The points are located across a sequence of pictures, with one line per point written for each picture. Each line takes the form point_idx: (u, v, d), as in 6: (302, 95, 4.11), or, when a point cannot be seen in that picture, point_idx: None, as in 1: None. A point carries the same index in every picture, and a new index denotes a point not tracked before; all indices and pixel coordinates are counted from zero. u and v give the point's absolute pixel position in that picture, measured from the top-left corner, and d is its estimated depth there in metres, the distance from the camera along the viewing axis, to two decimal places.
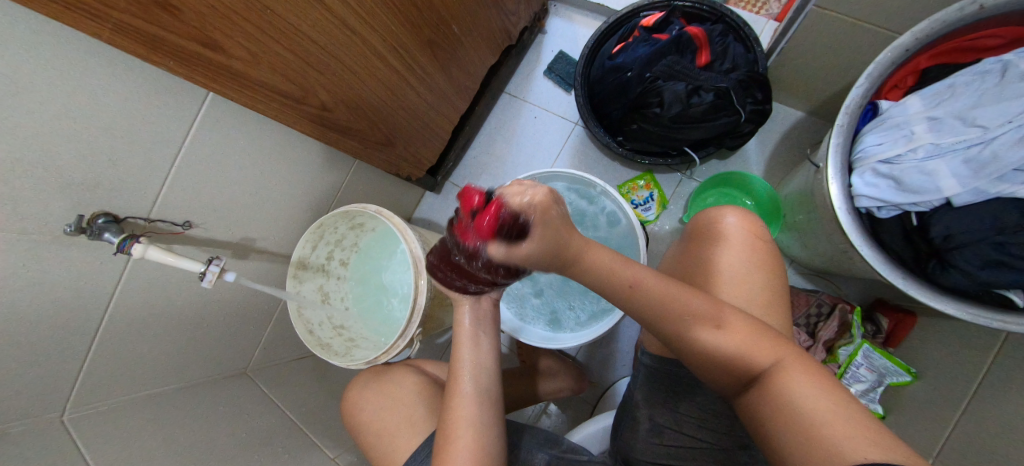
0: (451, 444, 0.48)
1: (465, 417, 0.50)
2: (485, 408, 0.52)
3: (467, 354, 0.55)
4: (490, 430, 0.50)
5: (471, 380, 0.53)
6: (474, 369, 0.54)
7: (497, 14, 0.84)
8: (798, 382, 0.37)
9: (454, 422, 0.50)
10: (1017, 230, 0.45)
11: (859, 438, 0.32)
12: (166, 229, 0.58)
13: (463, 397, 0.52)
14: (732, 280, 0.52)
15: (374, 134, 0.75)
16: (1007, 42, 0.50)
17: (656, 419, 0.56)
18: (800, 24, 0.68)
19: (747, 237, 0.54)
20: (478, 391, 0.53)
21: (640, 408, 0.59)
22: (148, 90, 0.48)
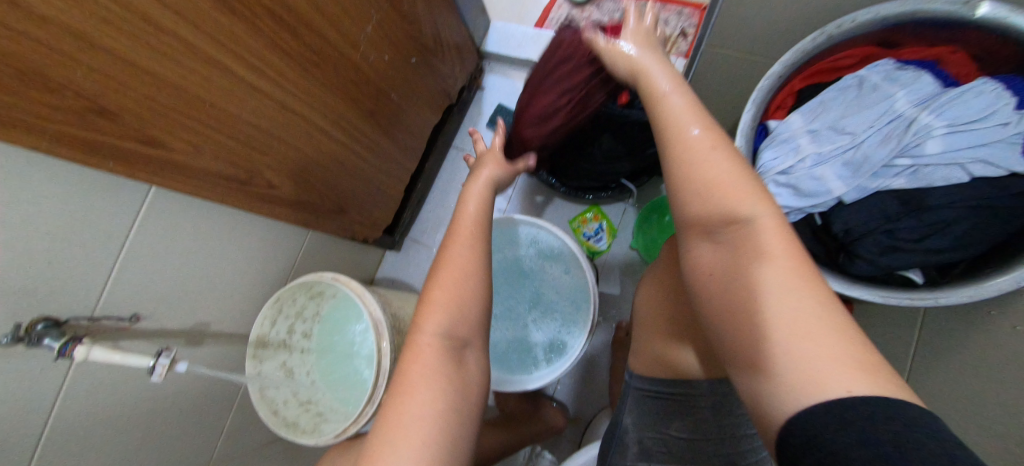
0: (445, 277, 0.48)
1: (460, 264, 0.49)
2: (480, 266, 0.50)
3: (461, 248, 0.50)
4: (474, 298, 0.48)
5: (466, 243, 0.51)
6: (478, 224, 0.54)
7: (432, 79, 0.92)
8: (808, 330, 0.29)
9: (442, 273, 0.49)
10: (900, 217, 0.51)
11: (826, 356, 0.27)
12: (111, 326, 0.57)
13: (460, 240, 0.51)
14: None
15: (325, 203, 0.77)
16: (859, 60, 0.58)
17: (645, 442, 0.51)
18: (697, 63, 0.78)
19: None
20: (472, 244, 0.51)
21: (628, 431, 0.53)
22: (87, 191, 0.49)
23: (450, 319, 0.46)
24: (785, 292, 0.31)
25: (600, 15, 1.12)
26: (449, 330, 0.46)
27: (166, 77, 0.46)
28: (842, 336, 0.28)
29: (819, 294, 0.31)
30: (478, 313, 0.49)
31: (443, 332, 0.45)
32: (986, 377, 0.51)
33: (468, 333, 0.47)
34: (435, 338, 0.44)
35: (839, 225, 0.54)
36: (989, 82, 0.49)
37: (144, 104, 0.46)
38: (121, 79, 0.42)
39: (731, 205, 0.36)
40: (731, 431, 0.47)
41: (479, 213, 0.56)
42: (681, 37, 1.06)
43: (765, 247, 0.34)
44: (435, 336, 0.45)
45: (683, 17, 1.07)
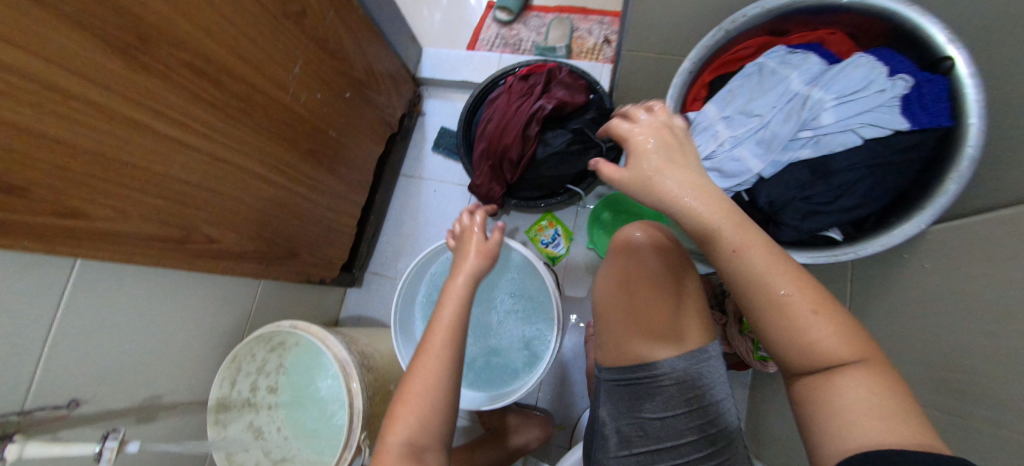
0: (409, 395, 0.49)
1: (430, 376, 0.50)
2: (451, 373, 0.51)
3: (444, 313, 0.54)
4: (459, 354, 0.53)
5: (436, 350, 0.51)
6: (451, 330, 0.53)
7: (371, 111, 0.92)
8: (853, 384, 0.35)
9: (417, 375, 0.50)
10: (812, 185, 0.56)
11: (876, 418, 0.33)
12: (47, 416, 0.52)
13: (431, 350, 0.51)
14: (654, 291, 0.52)
15: (275, 250, 0.76)
16: (757, 49, 0.65)
17: (623, 430, 0.53)
18: (619, 66, 0.82)
19: (655, 247, 0.54)
20: (447, 349, 0.52)
21: (605, 423, 0.55)
22: (3, 276, 0.46)
23: (411, 428, 0.48)
24: (833, 341, 0.36)
25: (528, 31, 1.17)
26: (413, 435, 0.48)
27: (84, 144, 0.45)
28: (874, 386, 0.35)
29: (843, 330, 0.36)
30: (440, 423, 0.49)
31: (410, 438, 0.47)
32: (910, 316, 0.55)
33: (431, 441, 0.49)
34: (404, 448, 0.47)
35: (764, 198, 0.58)
36: (863, 56, 0.56)
37: (63, 175, 0.44)
38: (32, 153, 0.41)
39: (767, 270, 0.37)
40: (699, 402, 0.49)
41: (468, 287, 0.57)
42: (606, 43, 1.12)
43: (799, 310, 0.36)
44: (398, 443, 0.47)
45: (605, 25, 1.14)
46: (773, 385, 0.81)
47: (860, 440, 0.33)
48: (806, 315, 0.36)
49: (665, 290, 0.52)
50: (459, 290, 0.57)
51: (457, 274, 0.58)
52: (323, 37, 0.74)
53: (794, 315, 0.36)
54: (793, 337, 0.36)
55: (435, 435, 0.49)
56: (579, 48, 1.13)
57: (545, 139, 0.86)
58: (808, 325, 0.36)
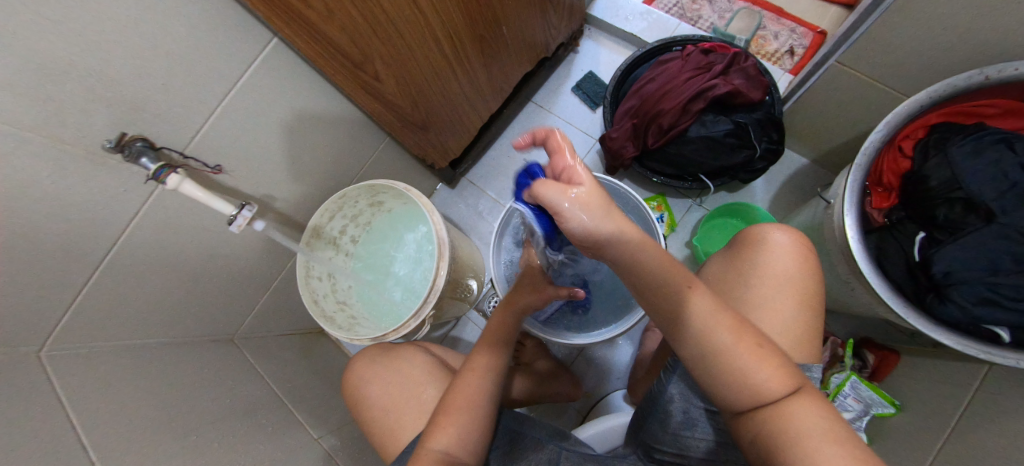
0: (453, 407, 0.51)
1: (471, 397, 0.52)
2: (493, 394, 0.55)
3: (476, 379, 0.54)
4: (476, 409, 0.52)
5: (482, 372, 0.55)
6: (495, 358, 0.57)
7: (541, 25, 0.90)
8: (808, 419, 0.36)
9: (455, 405, 0.51)
10: (1009, 272, 0.49)
11: None
12: (197, 169, 0.56)
13: (475, 372, 0.55)
14: (779, 291, 0.50)
15: (413, 114, 0.76)
16: (1004, 112, 0.56)
17: (691, 412, 0.53)
18: (815, 79, 0.76)
19: (794, 254, 0.52)
20: (488, 376, 0.55)
21: (672, 401, 0.54)
22: (217, 24, 0.48)
23: (451, 439, 0.49)
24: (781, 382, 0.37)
25: (712, 11, 1.09)
26: (450, 446, 0.48)
27: None
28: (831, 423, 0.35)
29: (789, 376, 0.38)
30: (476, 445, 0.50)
31: (449, 446, 0.48)
32: (1002, 435, 0.52)
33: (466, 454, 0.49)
34: (439, 456, 0.47)
35: (941, 266, 0.52)
36: None
37: None
38: None
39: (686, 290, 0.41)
40: None
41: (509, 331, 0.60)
42: (789, 54, 1.03)
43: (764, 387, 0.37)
44: (437, 450, 0.48)
45: (797, 34, 1.04)
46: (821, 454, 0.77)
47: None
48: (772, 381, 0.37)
49: (781, 291, 0.50)
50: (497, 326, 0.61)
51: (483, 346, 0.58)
52: None
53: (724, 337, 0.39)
54: (741, 382, 0.38)
55: (471, 451, 0.49)
56: (757, 48, 1.05)
57: (703, 120, 0.81)
58: (751, 371, 0.38)
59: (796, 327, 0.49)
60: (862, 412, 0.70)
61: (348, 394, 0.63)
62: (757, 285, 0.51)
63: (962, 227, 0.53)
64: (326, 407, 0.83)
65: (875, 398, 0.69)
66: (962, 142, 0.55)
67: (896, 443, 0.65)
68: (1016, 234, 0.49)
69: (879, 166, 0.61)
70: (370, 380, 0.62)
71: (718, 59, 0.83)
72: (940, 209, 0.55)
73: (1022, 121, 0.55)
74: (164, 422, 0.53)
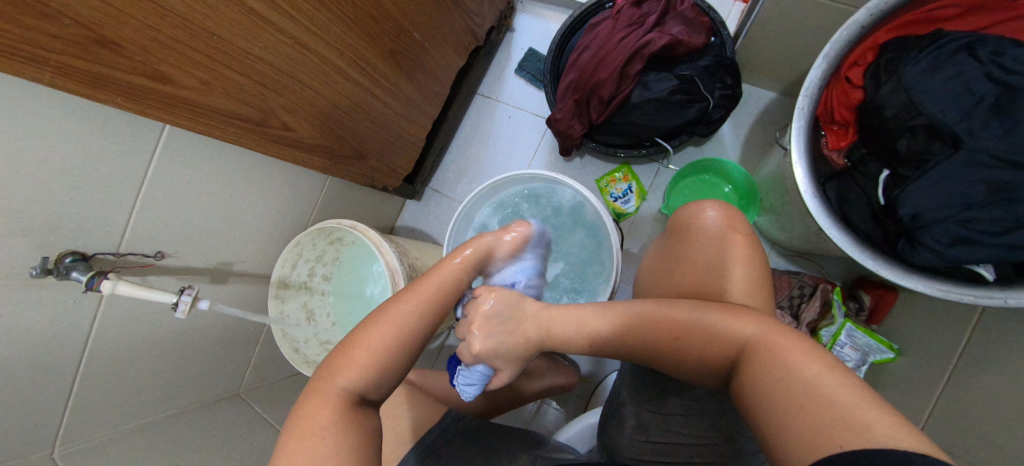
0: (369, 338, 0.43)
1: (392, 327, 0.44)
2: (419, 332, 0.45)
3: (443, 275, 0.49)
4: (409, 340, 0.44)
5: (416, 305, 0.46)
6: (438, 294, 0.48)
7: (461, 17, 0.84)
8: (784, 355, 0.34)
9: (377, 328, 0.44)
10: (984, 204, 0.43)
11: (856, 408, 0.29)
12: (136, 262, 0.58)
13: (409, 301, 0.46)
14: (720, 254, 0.52)
15: (342, 149, 0.75)
16: (964, 11, 0.49)
17: (642, 415, 0.54)
18: (759, 9, 0.67)
19: (727, 228, 0.53)
20: (427, 307, 0.46)
21: (626, 405, 0.56)
22: (103, 127, 0.48)
23: (361, 376, 0.41)
24: (731, 327, 0.39)
25: None
26: (365, 385, 0.41)
27: (174, 5, 0.43)
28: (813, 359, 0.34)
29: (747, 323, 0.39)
30: (392, 381, 0.43)
31: (356, 385, 0.41)
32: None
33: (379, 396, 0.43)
34: (339, 394, 0.40)
35: (907, 209, 0.47)
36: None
37: (150, 36, 0.43)
38: (119, 5, 0.39)
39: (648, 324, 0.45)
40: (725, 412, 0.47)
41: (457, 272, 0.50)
42: None
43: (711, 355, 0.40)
44: (343, 390, 0.40)
45: None
46: None
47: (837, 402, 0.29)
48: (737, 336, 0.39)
49: (731, 260, 0.51)
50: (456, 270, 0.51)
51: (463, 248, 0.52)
52: None
53: (664, 323, 0.44)
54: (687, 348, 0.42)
55: (380, 388, 0.42)
56: None
57: (645, 81, 0.75)
58: (711, 344, 0.40)
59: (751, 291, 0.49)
60: (860, 361, 0.66)
61: None
62: (685, 256, 0.55)
63: (927, 157, 0.47)
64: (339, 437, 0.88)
65: (871, 344, 0.65)
66: (917, 59, 0.48)
67: (901, 389, 0.62)
68: (987, 158, 0.43)
69: (828, 103, 0.54)
70: None
71: (653, 7, 0.76)
72: (902, 141, 0.49)
73: (985, 17, 0.48)
74: None
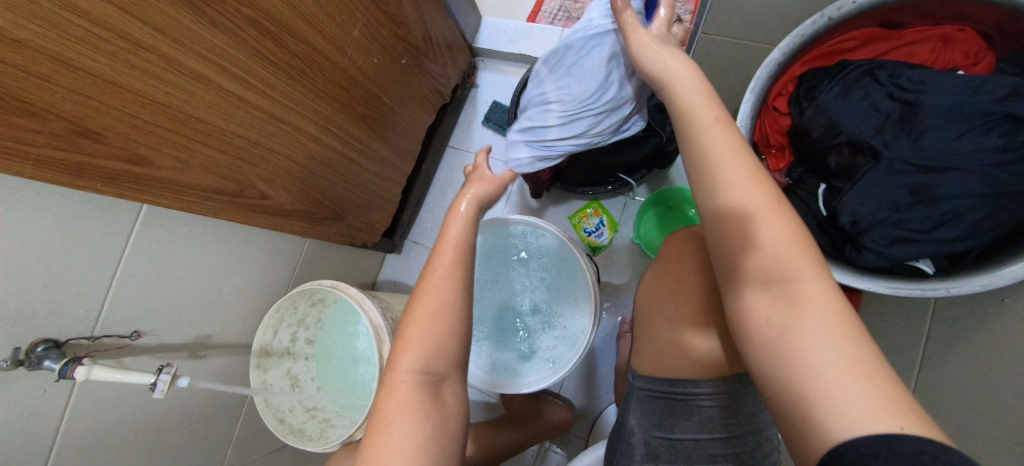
0: (416, 319, 0.46)
1: (433, 299, 0.46)
2: (463, 295, 0.48)
3: (454, 237, 0.51)
4: (461, 317, 0.47)
5: (447, 270, 0.48)
6: (457, 255, 0.49)
7: (425, 80, 0.92)
8: (840, 349, 0.34)
9: (419, 311, 0.46)
10: (910, 207, 0.48)
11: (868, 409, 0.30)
12: (112, 344, 0.57)
13: (442, 268, 0.48)
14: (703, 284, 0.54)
15: (320, 211, 0.78)
16: (862, 42, 0.56)
17: (652, 443, 0.52)
18: (692, 52, 0.75)
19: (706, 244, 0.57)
20: (457, 269, 0.48)
21: (634, 433, 0.54)
22: (80, 213, 0.50)
23: (421, 359, 0.45)
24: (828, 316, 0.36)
25: None
26: (428, 364, 0.45)
27: (150, 93, 0.46)
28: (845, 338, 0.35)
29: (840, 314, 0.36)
30: (453, 352, 0.47)
31: (418, 373, 0.44)
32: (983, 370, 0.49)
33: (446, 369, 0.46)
34: (408, 382, 0.44)
35: (847, 217, 0.51)
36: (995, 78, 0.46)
37: (130, 123, 0.46)
38: (101, 98, 0.42)
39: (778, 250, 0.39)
40: (737, 428, 0.49)
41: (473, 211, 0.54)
42: (678, 24, 1.01)
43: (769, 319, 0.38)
44: (412, 371, 0.44)
45: (680, 3, 1.03)
46: None
47: (851, 384, 0.32)
48: (814, 308, 0.36)
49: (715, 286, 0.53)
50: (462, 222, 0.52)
51: (460, 204, 0.54)
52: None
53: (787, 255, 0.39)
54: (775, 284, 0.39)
55: (446, 363, 0.46)
56: None
57: None
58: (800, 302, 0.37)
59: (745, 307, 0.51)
60: None
61: None
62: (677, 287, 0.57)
63: (856, 170, 0.52)
64: None
65: None
66: (830, 86, 0.54)
67: None
68: (904, 165, 0.48)
69: (764, 130, 0.61)
70: None
71: None
72: (831, 157, 0.54)
73: (883, 45, 0.55)
74: None
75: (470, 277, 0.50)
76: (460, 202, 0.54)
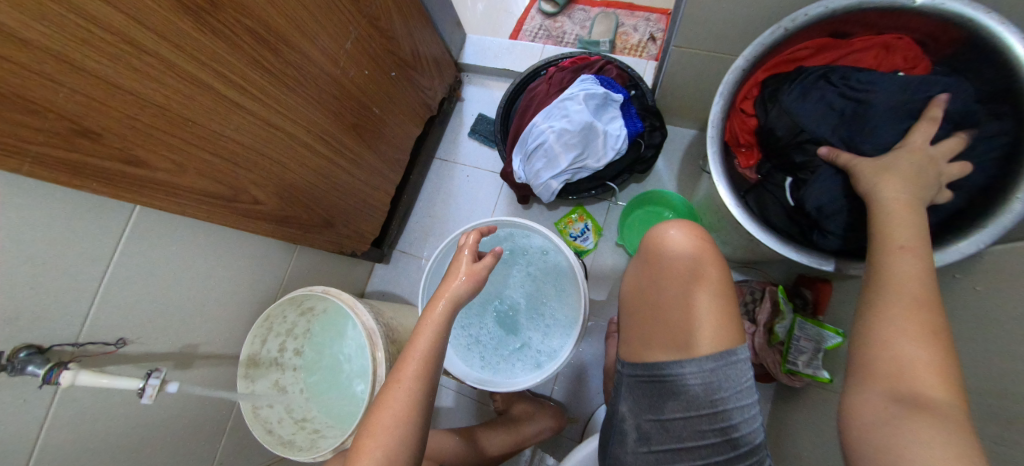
0: (377, 427, 0.47)
1: (394, 412, 0.48)
2: (417, 412, 0.48)
3: (423, 344, 0.51)
4: (414, 430, 0.48)
5: (409, 385, 0.49)
6: (422, 365, 0.50)
7: (414, 93, 0.95)
8: (933, 414, 0.38)
9: (381, 420, 0.48)
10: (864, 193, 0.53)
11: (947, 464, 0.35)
12: (97, 350, 0.56)
13: (402, 382, 0.49)
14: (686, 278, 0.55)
15: (312, 218, 0.78)
16: (815, 51, 0.62)
17: (643, 426, 0.55)
18: (666, 64, 0.81)
19: (696, 245, 0.57)
20: (416, 384, 0.49)
21: (625, 419, 0.57)
22: (72, 214, 0.49)
23: (375, 465, 0.46)
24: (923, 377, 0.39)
25: (573, 24, 1.16)
26: None
27: (151, 97, 0.48)
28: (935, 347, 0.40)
29: (934, 368, 0.39)
30: (407, 462, 0.47)
31: None
32: None
33: None
34: None
35: (811, 204, 0.56)
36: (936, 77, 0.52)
37: (129, 125, 0.47)
38: (102, 99, 0.43)
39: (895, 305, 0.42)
40: (722, 403, 0.51)
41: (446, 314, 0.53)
42: (651, 41, 1.09)
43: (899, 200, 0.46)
44: None
45: (652, 22, 1.11)
46: (798, 400, 0.78)
47: (914, 412, 0.38)
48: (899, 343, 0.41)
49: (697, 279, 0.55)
50: (433, 327, 0.52)
51: (436, 305, 0.53)
52: (375, 15, 0.75)
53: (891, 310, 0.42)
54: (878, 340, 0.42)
55: None
56: (622, 44, 1.10)
57: None
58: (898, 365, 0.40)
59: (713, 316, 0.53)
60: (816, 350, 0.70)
61: None
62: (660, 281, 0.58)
63: (816, 163, 0.57)
64: None
65: (821, 332, 0.70)
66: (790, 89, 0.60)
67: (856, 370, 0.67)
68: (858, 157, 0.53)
69: (734, 131, 0.66)
70: None
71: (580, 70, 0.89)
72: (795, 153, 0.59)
73: (834, 53, 0.61)
74: None
75: (431, 392, 0.50)
76: (434, 304, 0.54)
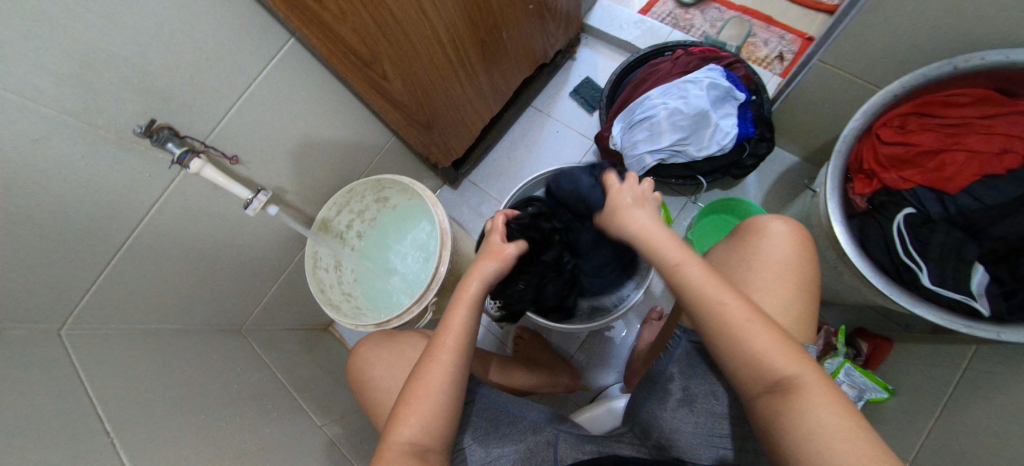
0: (415, 397, 0.47)
1: (434, 383, 0.48)
2: (462, 376, 0.50)
3: (460, 317, 0.51)
4: (454, 398, 0.49)
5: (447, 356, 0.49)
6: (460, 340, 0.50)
7: (539, 35, 0.96)
8: (818, 403, 0.38)
9: (423, 388, 0.48)
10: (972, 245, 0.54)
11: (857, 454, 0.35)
12: (217, 159, 0.60)
13: (440, 353, 0.49)
14: (779, 271, 0.55)
15: (418, 114, 0.81)
16: (975, 101, 0.60)
17: (691, 389, 0.55)
18: (799, 78, 0.79)
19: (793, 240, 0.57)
20: (457, 355, 0.50)
21: (672, 379, 0.57)
22: (242, 25, 0.53)
23: (417, 428, 0.46)
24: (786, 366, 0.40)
25: (704, 20, 1.14)
26: (418, 436, 0.46)
27: None
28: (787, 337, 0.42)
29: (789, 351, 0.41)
30: (447, 425, 0.48)
31: (419, 437, 0.46)
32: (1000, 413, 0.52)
33: (437, 443, 0.47)
34: (409, 447, 0.45)
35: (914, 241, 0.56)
36: None
37: None
38: None
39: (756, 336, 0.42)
40: None
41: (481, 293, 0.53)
42: (778, 59, 1.07)
43: (642, 224, 0.51)
44: (407, 441, 0.45)
45: (785, 41, 1.08)
46: None
47: (804, 400, 0.39)
48: (766, 343, 0.42)
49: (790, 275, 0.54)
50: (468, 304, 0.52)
51: (472, 280, 0.54)
52: None
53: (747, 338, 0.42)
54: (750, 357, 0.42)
55: (441, 437, 0.47)
56: (748, 54, 1.09)
57: None
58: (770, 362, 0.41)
59: (790, 313, 0.53)
60: (857, 398, 0.72)
61: (356, 378, 0.67)
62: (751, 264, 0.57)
63: None
64: (333, 397, 0.83)
65: (868, 384, 0.71)
66: None
67: (895, 427, 0.66)
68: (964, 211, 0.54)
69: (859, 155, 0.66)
70: (375, 363, 0.66)
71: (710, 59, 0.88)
72: None
73: (996, 108, 0.59)
74: (181, 397, 0.55)
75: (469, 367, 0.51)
76: (472, 279, 0.54)
